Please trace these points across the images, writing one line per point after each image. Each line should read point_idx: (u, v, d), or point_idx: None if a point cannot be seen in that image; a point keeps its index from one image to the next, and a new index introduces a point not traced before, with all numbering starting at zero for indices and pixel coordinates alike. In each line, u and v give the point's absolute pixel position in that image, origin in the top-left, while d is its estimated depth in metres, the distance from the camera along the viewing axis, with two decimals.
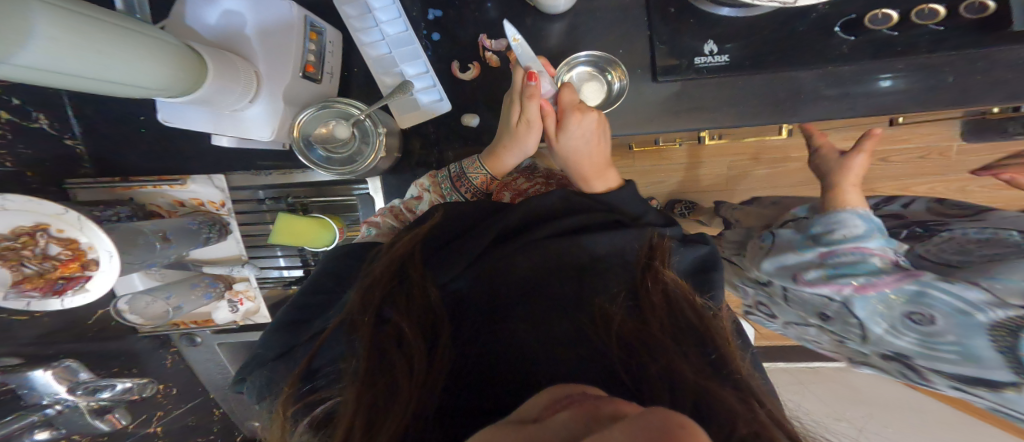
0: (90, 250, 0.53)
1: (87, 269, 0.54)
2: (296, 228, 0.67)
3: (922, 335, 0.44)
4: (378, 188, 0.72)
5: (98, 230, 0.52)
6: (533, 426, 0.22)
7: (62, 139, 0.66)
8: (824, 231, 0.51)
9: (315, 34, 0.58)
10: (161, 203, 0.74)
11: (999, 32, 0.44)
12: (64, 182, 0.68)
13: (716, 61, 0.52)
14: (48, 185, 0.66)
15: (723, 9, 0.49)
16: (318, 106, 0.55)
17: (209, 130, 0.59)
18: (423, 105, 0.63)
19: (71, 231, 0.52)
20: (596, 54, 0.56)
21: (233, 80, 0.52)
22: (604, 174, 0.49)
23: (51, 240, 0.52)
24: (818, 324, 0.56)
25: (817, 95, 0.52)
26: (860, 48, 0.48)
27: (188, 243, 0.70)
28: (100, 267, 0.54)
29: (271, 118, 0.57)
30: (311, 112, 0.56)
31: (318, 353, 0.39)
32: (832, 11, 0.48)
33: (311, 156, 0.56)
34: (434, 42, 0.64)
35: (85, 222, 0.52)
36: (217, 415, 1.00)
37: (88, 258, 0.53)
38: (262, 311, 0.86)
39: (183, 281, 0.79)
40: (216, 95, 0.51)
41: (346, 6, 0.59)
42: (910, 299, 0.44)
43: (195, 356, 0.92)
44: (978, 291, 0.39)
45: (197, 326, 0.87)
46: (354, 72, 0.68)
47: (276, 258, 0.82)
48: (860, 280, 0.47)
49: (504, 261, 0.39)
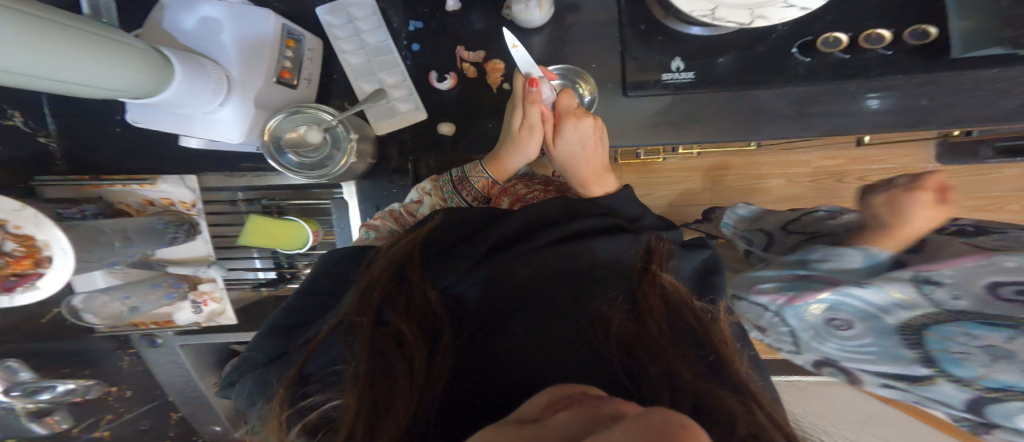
0: (45, 247, 0.52)
1: (40, 266, 0.52)
2: (269, 228, 0.67)
3: (841, 339, 0.49)
4: (353, 192, 0.70)
5: (56, 228, 0.51)
6: (533, 427, 0.22)
7: (36, 137, 0.61)
8: (820, 258, 0.51)
9: (293, 41, 0.58)
10: (130, 202, 0.72)
11: (943, 59, 0.47)
12: (35, 178, 0.64)
13: (682, 78, 0.54)
14: (14, 183, 0.61)
15: (692, 28, 0.51)
16: (289, 111, 0.53)
17: (179, 132, 0.56)
18: (401, 112, 0.62)
19: (26, 227, 0.51)
20: (564, 67, 0.58)
21: (204, 83, 0.50)
22: (602, 179, 0.53)
23: (5, 235, 0.50)
24: (756, 332, 0.62)
25: (777, 114, 0.53)
26: (818, 69, 0.51)
27: (149, 243, 0.71)
28: (53, 264, 0.52)
29: (242, 123, 0.56)
30: (281, 117, 0.53)
31: (310, 359, 0.39)
32: (790, 33, 0.51)
33: (283, 161, 0.55)
34: (414, 52, 0.63)
35: (41, 218, 0.51)
36: (174, 419, 0.94)
37: (42, 256, 0.52)
38: (228, 313, 0.83)
39: (144, 280, 0.77)
40: (184, 99, 0.49)
41: (329, 15, 0.61)
42: (831, 307, 0.48)
43: (156, 358, 0.86)
44: (892, 292, 0.43)
45: (158, 326, 0.82)
46: (335, 79, 0.65)
47: (252, 259, 0.82)
48: (801, 296, 0.50)
49: (505, 264, 0.39)
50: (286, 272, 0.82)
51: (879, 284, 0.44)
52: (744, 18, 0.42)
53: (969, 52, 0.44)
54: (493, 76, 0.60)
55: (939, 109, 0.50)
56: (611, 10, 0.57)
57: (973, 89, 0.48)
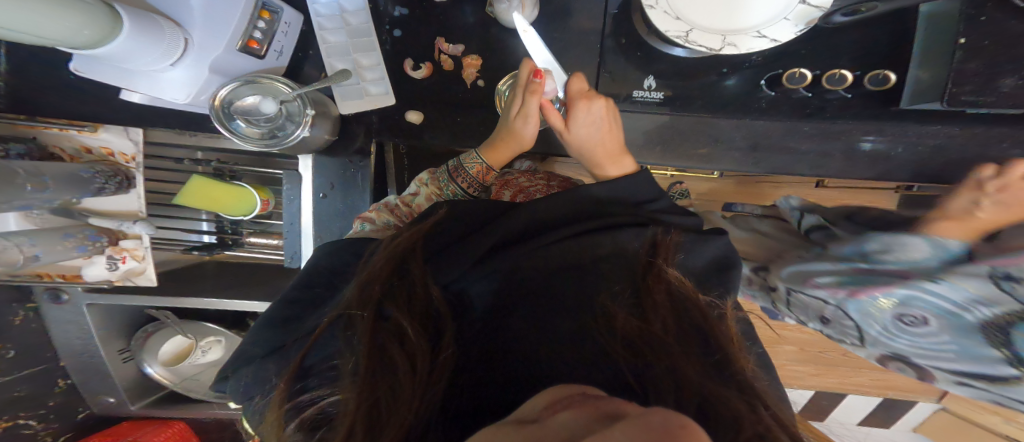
0: None
1: None
2: (210, 194, 0.65)
3: (915, 334, 0.51)
4: (309, 166, 0.62)
5: None
6: (530, 426, 0.24)
7: None
8: (879, 249, 0.53)
9: (267, 13, 0.52)
10: (66, 147, 0.62)
11: (893, 107, 0.52)
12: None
13: (651, 97, 0.56)
14: None
15: (674, 49, 0.49)
16: (244, 80, 0.50)
17: (120, 85, 0.51)
18: (370, 95, 0.58)
19: None
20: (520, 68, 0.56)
21: (158, 41, 0.45)
22: (620, 160, 0.54)
23: None
24: (819, 325, 0.63)
25: (731, 145, 0.58)
26: (779, 104, 0.55)
27: (71, 191, 0.60)
28: None
29: (191, 86, 0.51)
30: (235, 84, 0.50)
31: (311, 351, 0.41)
32: (763, 66, 0.54)
33: (231, 127, 0.51)
34: (395, 38, 0.58)
35: None
36: (60, 387, 0.78)
37: None
38: (150, 274, 0.70)
39: (54, 229, 0.64)
40: (129, 54, 0.44)
41: None
42: (902, 303, 0.50)
43: (56, 316, 0.73)
44: (964, 287, 0.45)
45: (64, 281, 0.68)
46: (311, 55, 0.59)
47: (199, 221, 0.75)
48: (863, 289, 0.54)
49: (509, 263, 0.41)
50: (229, 238, 0.77)
51: (953, 280, 0.46)
52: (715, 44, 0.45)
53: (915, 103, 0.49)
54: (468, 71, 0.58)
55: (877, 155, 0.56)
56: (596, 21, 0.55)
57: (908, 144, 0.55)
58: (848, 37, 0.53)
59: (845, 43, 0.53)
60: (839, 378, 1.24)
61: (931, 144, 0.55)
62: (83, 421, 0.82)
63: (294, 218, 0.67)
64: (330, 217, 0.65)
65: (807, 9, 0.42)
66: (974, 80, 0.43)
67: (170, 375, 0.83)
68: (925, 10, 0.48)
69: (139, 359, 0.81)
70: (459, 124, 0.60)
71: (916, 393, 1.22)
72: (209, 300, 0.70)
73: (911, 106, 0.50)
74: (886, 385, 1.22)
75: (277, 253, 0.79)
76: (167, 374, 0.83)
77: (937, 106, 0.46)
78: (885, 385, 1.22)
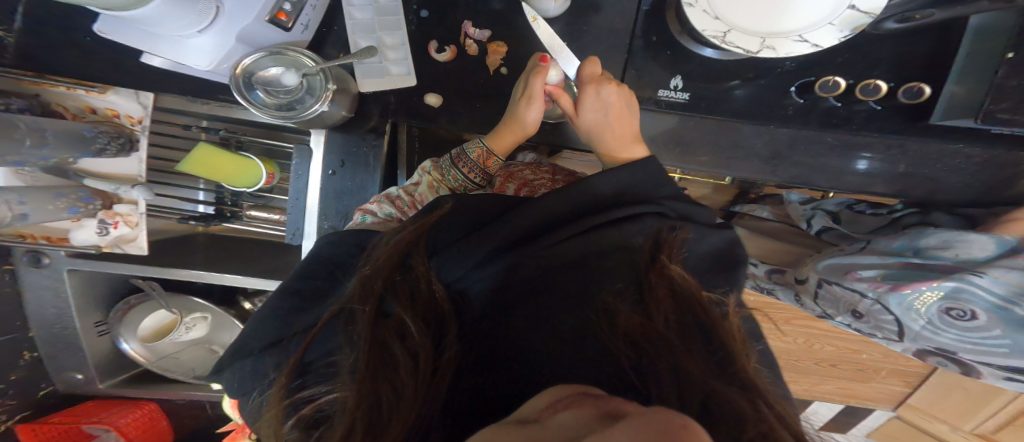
0: None
1: None
2: (212, 161, 0.63)
3: (964, 327, 0.55)
4: (320, 142, 0.61)
5: None
6: (531, 427, 0.23)
7: None
8: (938, 246, 0.53)
9: None
10: (69, 105, 0.61)
11: (919, 123, 0.54)
12: None
13: (677, 98, 0.57)
14: None
15: (705, 49, 0.50)
16: (270, 51, 0.49)
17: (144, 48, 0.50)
18: (391, 74, 0.58)
19: None
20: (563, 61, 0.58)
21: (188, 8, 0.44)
22: (631, 146, 0.53)
23: None
24: (850, 318, 0.66)
25: (750, 151, 0.59)
26: (802, 111, 0.56)
27: (69, 150, 0.58)
28: None
29: (217, 54, 0.50)
30: (260, 55, 0.49)
31: (309, 347, 0.40)
32: (792, 73, 0.55)
33: (249, 97, 0.51)
34: (422, 19, 0.58)
35: None
36: (26, 361, 0.73)
37: None
38: (139, 242, 0.67)
39: (44, 187, 0.60)
40: (158, 20, 0.43)
41: None
42: (950, 296, 0.52)
43: (33, 280, 0.69)
44: (1008, 281, 0.48)
45: (48, 244, 0.65)
46: (335, 31, 0.58)
47: (196, 191, 0.74)
48: (907, 284, 0.54)
49: (518, 260, 0.40)
50: (228, 210, 0.77)
51: (995, 274, 0.48)
52: (753, 46, 0.45)
53: (945, 119, 0.51)
54: (492, 58, 0.58)
55: (882, 171, 0.57)
56: (626, 20, 0.56)
57: (925, 161, 0.56)
58: (879, 48, 0.53)
59: (875, 54, 0.53)
60: (811, 387, 1.26)
61: (945, 162, 0.56)
62: (44, 399, 0.78)
63: (300, 194, 0.63)
64: (333, 195, 0.63)
65: (856, 14, 0.43)
66: (1012, 98, 0.43)
67: (147, 353, 0.80)
68: (976, 22, 0.48)
69: (116, 333, 0.77)
70: (478, 112, 0.60)
71: (874, 402, 1.24)
72: (198, 272, 0.68)
73: (940, 122, 0.52)
74: (851, 394, 1.24)
75: (273, 228, 0.79)
76: (144, 351, 0.80)
77: (971, 123, 0.48)
78: (850, 394, 1.24)
